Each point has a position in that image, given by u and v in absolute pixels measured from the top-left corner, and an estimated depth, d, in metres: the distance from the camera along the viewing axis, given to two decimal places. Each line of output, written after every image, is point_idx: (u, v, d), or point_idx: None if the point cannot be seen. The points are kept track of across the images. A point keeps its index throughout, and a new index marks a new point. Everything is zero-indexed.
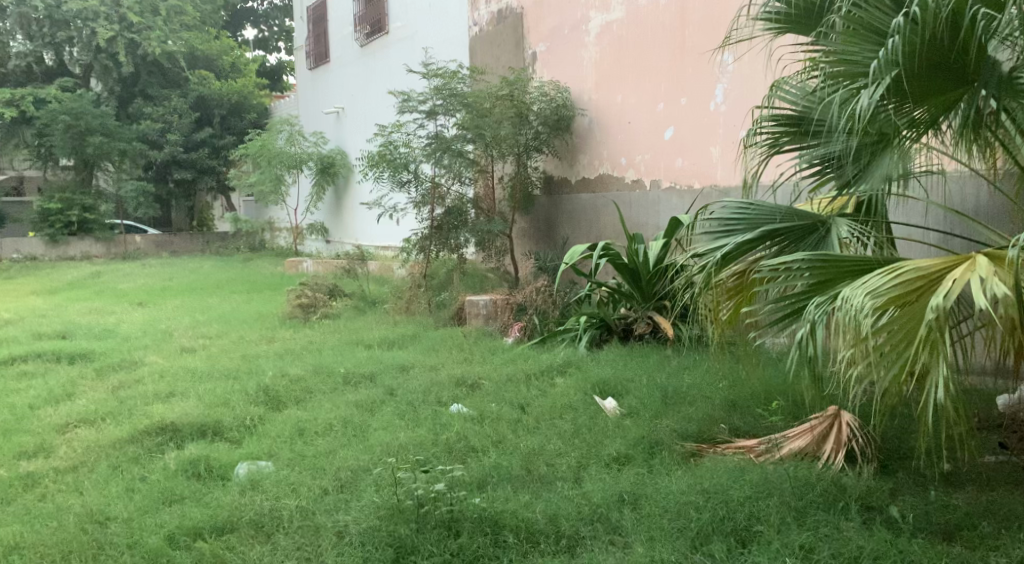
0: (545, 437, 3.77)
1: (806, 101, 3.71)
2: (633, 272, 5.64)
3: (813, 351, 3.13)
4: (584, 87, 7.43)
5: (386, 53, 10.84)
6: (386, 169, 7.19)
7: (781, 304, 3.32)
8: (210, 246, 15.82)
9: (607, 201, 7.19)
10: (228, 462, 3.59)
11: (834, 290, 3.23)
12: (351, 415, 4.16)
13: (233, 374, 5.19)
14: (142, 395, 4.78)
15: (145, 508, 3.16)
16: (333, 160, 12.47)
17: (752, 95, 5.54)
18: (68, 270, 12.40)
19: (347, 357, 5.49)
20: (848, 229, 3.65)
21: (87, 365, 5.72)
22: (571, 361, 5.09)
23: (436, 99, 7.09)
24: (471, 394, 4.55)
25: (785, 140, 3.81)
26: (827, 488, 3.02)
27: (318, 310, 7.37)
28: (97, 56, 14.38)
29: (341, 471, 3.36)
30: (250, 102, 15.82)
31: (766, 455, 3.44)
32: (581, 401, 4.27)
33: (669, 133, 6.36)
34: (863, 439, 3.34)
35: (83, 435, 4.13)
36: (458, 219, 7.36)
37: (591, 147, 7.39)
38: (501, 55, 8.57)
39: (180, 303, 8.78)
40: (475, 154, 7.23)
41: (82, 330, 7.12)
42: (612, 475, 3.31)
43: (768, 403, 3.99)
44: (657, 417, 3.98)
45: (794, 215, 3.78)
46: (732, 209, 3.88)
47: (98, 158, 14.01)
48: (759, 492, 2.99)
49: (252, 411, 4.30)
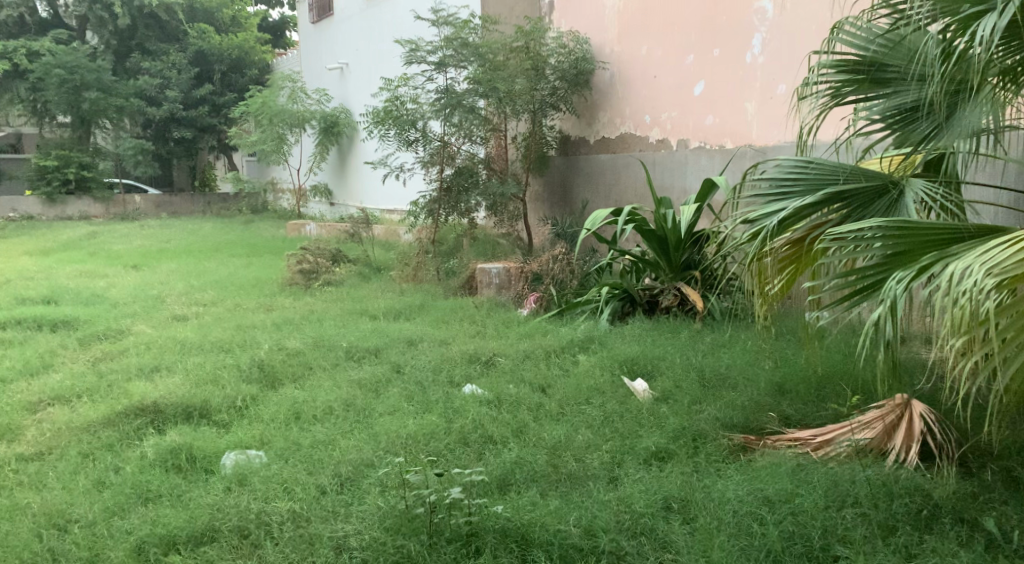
0: (570, 427, 3.33)
1: (882, 42, 3.23)
2: (661, 240, 5.09)
3: (891, 333, 2.68)
4: (605, 39, 6.89)
5: (391, 4, 10.29)
6: (391, 126, 6.63)
7: (850, 282, 2.85)
8: (211, 207, 15.32)
9: (628, 161, 6.69)
10: (214, 452, 3.16)
11: (915, 263, 2.74)
12: (353, 396, 3.72)
13: (225, 347, 4.73)
14: (126, 370, 4.34)
15: (117, 508, 2.75)
16: (337, 119, 11.95)
17: (795, 46, 5.02)
18: (64, 230, 11.95)
19: (350, 329, 5.04)
20: (924, 191, 3.14)
21: (70, 334, 5.28)
22: (594, 336, 4.63)
23: (446, 50, 6.45)
24: (486, 373, 4.10)
25: (849, 89, 3.30)
26: (910, 496, 2.59)
27: (320, 276, 6.92)
28: (92, 7, 13.79)
29: (341, 466, 2.93)
30: (251, 58, 15.25)
31: (824, 449, 3.01)
32: (609, 383, 3.81)
33: (699, 89, 5.85)
34: (941, 434, 2.90)
35: (54, 415, 3.69)
36: (469, 180, 6.81)
37: (611, 104, 6.88)
38: (516, 5, 7.99)
39: (177, 267, 8.32)
40: (487, 110, 6.67)
41: (69, 294, 6.68)
42: (655, 474, 2.87)
43: (822, 388, 3.55)
44: (697, 402, 3.54)
45: (861, 174, 3.26)
46: (787, 169, 3.38)
47: (95, 114, 13.53)
48: (832, 503, 2.58)
49: (245, 390, 3.86)
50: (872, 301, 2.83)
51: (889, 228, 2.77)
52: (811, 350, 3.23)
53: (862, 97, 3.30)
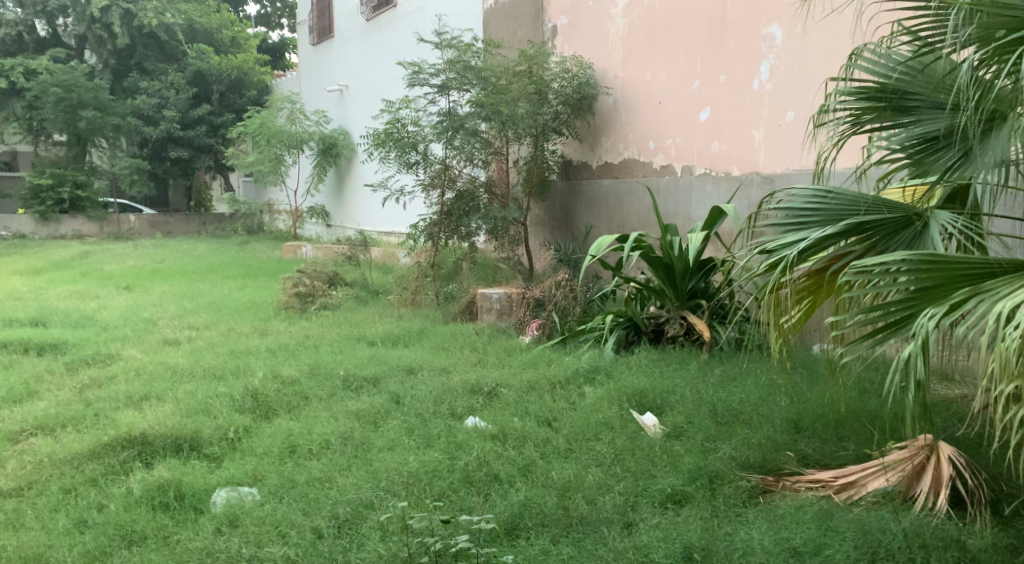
0: (580, 465, 3.17)
1: (904, 69, 3.10)
2: (667, 268, 4.94)
3: (922, 372, 2.54)
4: (609, 64, 6.79)
5: (393, 26, 10.21)
6: (392, 148, 6.53)
7: (875, 318, 2.70)
8: (206, 228, 15.18)
9: (632, 186, 6.58)
10: (204, 488, 3.00)
11: (946, 299, 2.60)
12: (351, 429, 3.55)
13: (217, 374, 4.56)
14: (114, 398, 4.16)
15: (98, 553, 2.60)
16: (336, 140, 11.84)
17: (806, 73, 4.92)
18: (57, 250, 11.77)
19: (347, 356, 4.88)
20: (950, 223, 2.99)
21: (57, 358, 5.09)
22: (599, 366, 4.48)
23: (449, 73, 6.35)
24: (489, 405, 3.94)
25: (868, 117, 3.19)
26: (945, 549, 2.46)
27: (317, 300, 6.76)
28: (91, 26, 13.69)
29: (339, 506, 2.77)
30: (250, 78, 15.15)
31: (847, 492, 2.87)
32: (617, 417, 3.66)
33: (704, 115, 5.74)
34: (972, 480, 2.76)
35: (36, 446, 3.51)
36: (469, 204, 6.66)
37: (614, 129, 6.77)
38: (519, 28, 7.92)
39: (169, 288, 8.14)
40: (489, 134, 6.56)
41: (58, 316, 6.49)
42: (672, 519, 2.73)
43: (841, 426, 3.39)
44: (710, 439, 3.39)
45: (883, 204, 3.12)
46: (804, 198, 3.24)
47: (91, 133, 13.40)
48: (863, 556, 2.45)
49: (238, 421, 3.69)
50: (899, 337, 2.69)
51: (917, 261, 2.63)
52: (831, 388, 3.07)
53: (882, 125, 3.19)
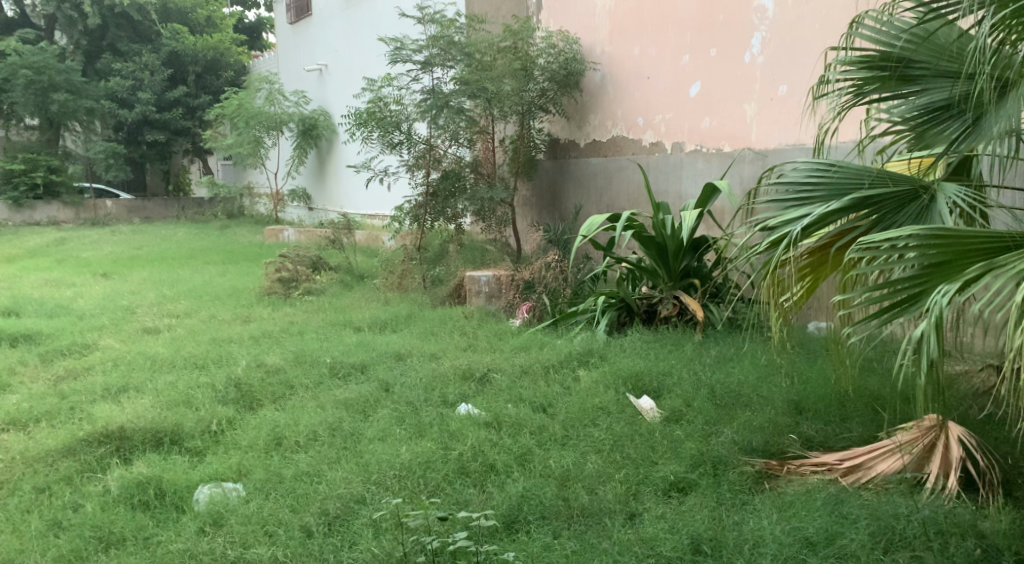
0: (578, 453, 3.06)
1: (909, 36, 2.97)
2: (660, 248, 4.80)
3: (936, 349, 2.41)
4: (596, 38, 6.64)
5: (373, 3, 10.00)
6: (374, 128, 6.29)
7: (883, 295, 2.58)
8: (185, 212, 14.90)
9: (621, 164, 6.45)
10: (187, 484, 2.86)
11: (960, 275, 2.48)
12: (339, 420, 3.42)
13: (199, 363, 4.41)
14: (90, 390, 4.00)
15: (73, 557, 2.47)
16: (316, 121, 11.63)
17: (799, 45, 4.79)
18: (32, 237, 11.52)
19: (332, 343, 4.73)
20: (959, 195, 2.86)
21: (31, 350, 4.91)
22: (592, 348, 4.36)
23: (431, 49, 6.15)
24: (482, 391, 3.81)
25: (871, 88, 3.06)
26: (962, 535, 2.38)
27: (300, 285, 6.61)
28: (60, 6, 13.34)
29: (329, 501, 2.65)
30: (226, 59, 14.85)
31: (854, 475, 2.77)
32: (614, 401, 3.54)
33: (695, 90, 5.60)
34: (984, 461, 2.67)
35: (7, 441, 3.36)
36: (455, 184, 6.49)
37: (602, 106, 6.62)
38: (503, 3, 7.76)
39: (148, 275, 7.94)
40: (474, 111, 6.36)
41: (32, 305, 6.30)
42: (676, 509, 2.63)
43: (845, 407, 3.29)
44: (712, 423, 3.29)
45: (888, 177, 2.98)
46: (805, 172, 3.11)
47: (64, 117, 13.10)
48: (878, 546, 2.36)
49: (221, 413, 3.54)
50: (908, 316, 2.56)
51: (927, 235, 2.51)
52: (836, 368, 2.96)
53: (885, 96, 3.06)
